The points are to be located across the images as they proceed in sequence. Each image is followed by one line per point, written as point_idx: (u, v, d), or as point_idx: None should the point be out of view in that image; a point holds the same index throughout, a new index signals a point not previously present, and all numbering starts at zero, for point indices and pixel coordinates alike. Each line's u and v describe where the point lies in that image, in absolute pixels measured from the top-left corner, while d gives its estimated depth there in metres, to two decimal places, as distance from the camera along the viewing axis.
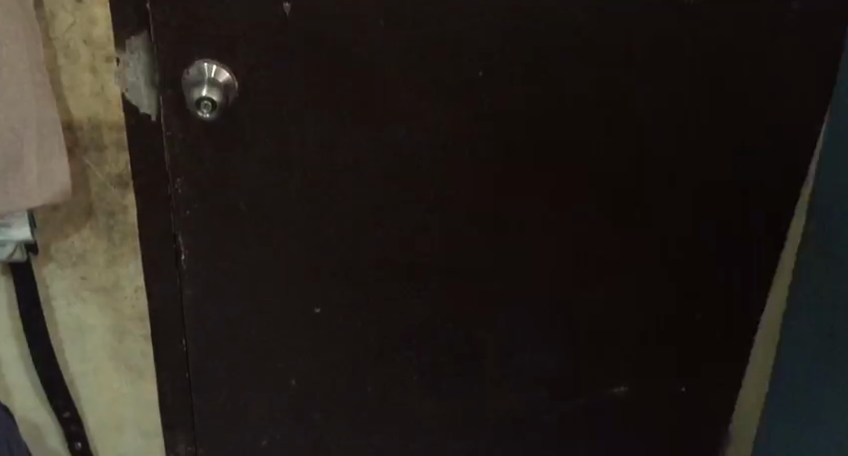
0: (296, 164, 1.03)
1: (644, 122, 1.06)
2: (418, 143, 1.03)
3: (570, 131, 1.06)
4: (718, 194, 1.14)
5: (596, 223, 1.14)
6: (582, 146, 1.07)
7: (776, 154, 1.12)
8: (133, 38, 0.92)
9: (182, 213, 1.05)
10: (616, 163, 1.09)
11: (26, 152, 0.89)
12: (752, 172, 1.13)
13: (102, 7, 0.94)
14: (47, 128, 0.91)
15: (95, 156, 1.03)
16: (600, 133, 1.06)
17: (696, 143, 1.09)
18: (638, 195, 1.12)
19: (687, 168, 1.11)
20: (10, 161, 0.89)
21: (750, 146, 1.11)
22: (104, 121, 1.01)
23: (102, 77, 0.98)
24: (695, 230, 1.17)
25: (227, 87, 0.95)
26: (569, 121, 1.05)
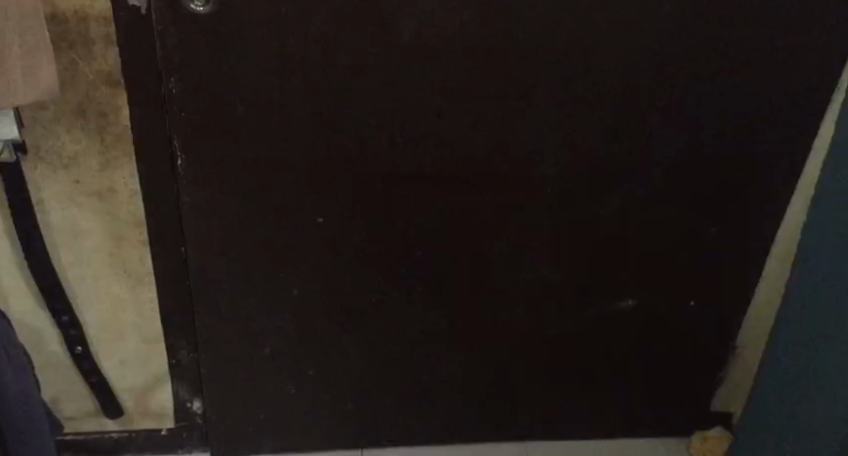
0: (294, 58, 0.97)
1: (662, 22, 1.00)
2: (423, 36, 0.97)
3: (585, 26, 0.99)
4: (739, 96, 1.08)
5: (611, 128, 1.08)
6: (596, 46, 1.01)
7: (801, 59, 1.06)
8: None
9: (176, 113, 1.00)
10: (631, 65, 1.03)
11: (10, 45, 0.84)
12: (775, 78, 1.07)
13: None
14: (30, 19, 0.85)
15: (82, 52, 0.96)
16: (616, 34, 1.00)
17: (718, 43, 1.02)
18: (654, 100, 1.06)
19: (707, 66, 1.04)
20: None
21: (774, 50, 1.04)
22: (90, 13, 0.94)
23: None
24: (711, 139, 1.11)
25: None
26: (584, 13, 0.98)
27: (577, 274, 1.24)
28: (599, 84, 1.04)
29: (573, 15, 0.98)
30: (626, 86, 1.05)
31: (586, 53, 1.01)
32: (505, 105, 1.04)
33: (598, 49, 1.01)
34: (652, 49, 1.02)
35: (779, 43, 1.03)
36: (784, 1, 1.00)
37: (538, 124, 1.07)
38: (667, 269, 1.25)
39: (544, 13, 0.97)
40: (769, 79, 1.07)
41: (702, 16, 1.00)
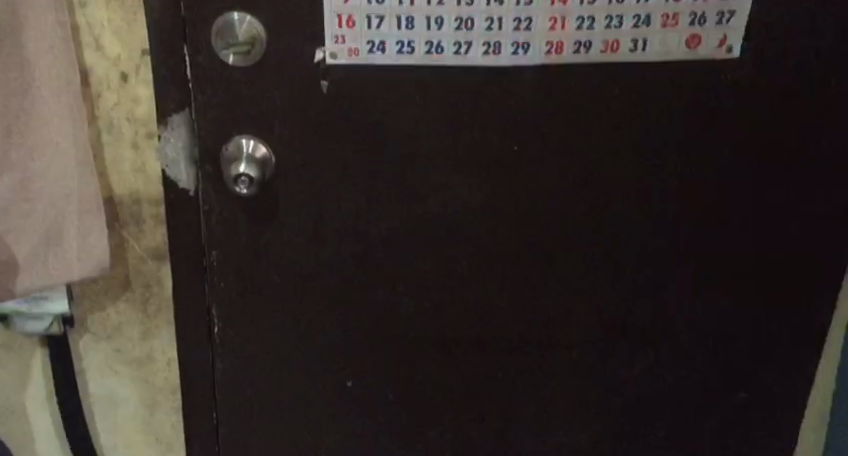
0: (328, 232, 1.00)
1: (687, 200, 1.01)
2: (451, 212, 1.00)
3: (610, 203, 1.01)
4: (765, 266, 1.08)
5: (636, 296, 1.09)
6: (621, 223, 1.02)
7: (822, 232, 1.06)
8: (173, 117, 0.92)
9: (217, 284, 1.04)
10: (657, 239, 1.04)
11: (69, 227, 0.92)
12: (798, 249, 1.07)
13: (146, 88, 0.93)
14: (90, 202, 0.92)
15: (133, 230, 1.02)
16: (641, 212, 1.01)
17: (742, 221, 1.04)
18: (681, 271, 1.07)
19: (735, 237, 1.05)
20: (52, 235, 0.92)
21: (796, 224, 1.05)
22: (144, 196, 1.00)
23: (141, 154, 0.97)
24: (741, 306, 1.11)
25: (264, 163, 0.94)
26: (608, 191, 1.00)
27: (610, 439, 1.22)
28: (627, 256, 1.05)
29: (598, 192, 1.00)
30: (650, 257, 1.05)
31: (611, 226, 1.02)
32: (531, 276, 1.06)
33: (625, 224, 1.02)
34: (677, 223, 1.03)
35: (804, 213, 1.04)
36: (801, 178, 1.01)
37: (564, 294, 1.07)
38: (701, 432, 1.23)
39: (570, 190, 0.99)
40: (792, 250, 1.07)
41: (726, 191, 1.01)
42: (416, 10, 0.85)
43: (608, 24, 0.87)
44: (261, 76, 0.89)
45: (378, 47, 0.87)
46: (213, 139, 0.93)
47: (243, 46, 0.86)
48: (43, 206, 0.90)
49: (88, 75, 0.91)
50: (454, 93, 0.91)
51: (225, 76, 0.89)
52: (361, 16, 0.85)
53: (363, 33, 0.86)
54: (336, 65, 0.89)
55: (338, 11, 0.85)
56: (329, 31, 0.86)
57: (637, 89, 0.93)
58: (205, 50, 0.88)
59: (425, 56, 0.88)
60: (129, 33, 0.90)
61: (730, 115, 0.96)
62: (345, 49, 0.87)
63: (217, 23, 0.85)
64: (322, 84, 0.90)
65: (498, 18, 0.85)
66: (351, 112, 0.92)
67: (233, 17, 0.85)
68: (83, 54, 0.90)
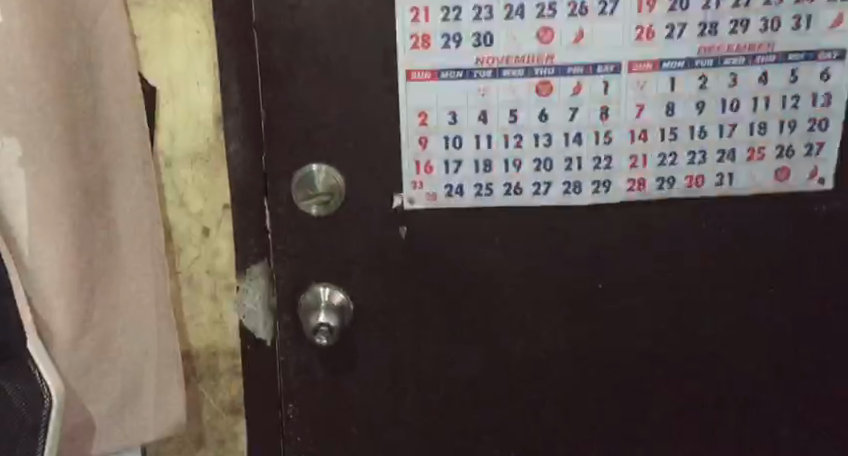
0: (407, 381, 0.97)
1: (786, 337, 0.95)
2: (536, 355, 0.96)
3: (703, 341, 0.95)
4: None
5: (744, 445, 1.00)
6: (718, 363, 0.96)
7: None
8: (253, 268, 0.93)
9: (293, 437, 1.00)
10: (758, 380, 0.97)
11: (147, 385, 0.92)
12: None
13: (227, 241, 0.92)
14: (168, 360, 0.92)
15: (208, 384, 0.99)
16: (737, 350, 0.95)
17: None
18: (786, 414, 0.98)
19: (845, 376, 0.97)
20: (128, 396, 0.91)
21: None
22: (221, 349, 0.98)
23: (220, 307, 0.95)
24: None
25: (341, 309, 0.92)
26: (701, 329, 0.94)
27: None
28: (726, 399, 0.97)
29: (691, 329, 0.94)
30: (755, 401, 0.98)
31: (708, 367, 0.96)
32: (625, 423, 0.99)
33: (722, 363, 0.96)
34: (782, 362, 0.96)
35: None
36: None
37: (662, 442, 1.00)
38: None
39: (662, 329, 0.94)
40: None
41: (833, 327, 0.95)
42: (493, 154, 0.85)
43: (691, 160, 0.85)
44: (340, 224, 0.89)
45: (456, 190, 0.87)
46: (292, 287, 0.93)
47: (323, 196, 0.87)
48: (123, 363, 0.90)
49: (171, 230, 0.91)
50: (534, 234, 0.90)
51: (303, 225, 0.90)
52: (438, 161, 0.85)
53: (441, 178, 0.86)
54: (415, 210, 0.88)
55: (416, 157, 0.85)
56: (407, 177, 0.86)
57: (724, 222, 0.89)
58: (285, 200, 0.89)
59: (504, 198, 0.87)
60: (212, 189, 0.89)
61: (827, 246, 0.91)
62: (423, 194, 0.87)
63: (299, 174, 0.87)
64: (401, 230, 0.89)
65: (576, 158, 0.85)
66: (430, 256, 0.91)
67: (314, 168, 0.86)
68: (166, 212, 0.90)
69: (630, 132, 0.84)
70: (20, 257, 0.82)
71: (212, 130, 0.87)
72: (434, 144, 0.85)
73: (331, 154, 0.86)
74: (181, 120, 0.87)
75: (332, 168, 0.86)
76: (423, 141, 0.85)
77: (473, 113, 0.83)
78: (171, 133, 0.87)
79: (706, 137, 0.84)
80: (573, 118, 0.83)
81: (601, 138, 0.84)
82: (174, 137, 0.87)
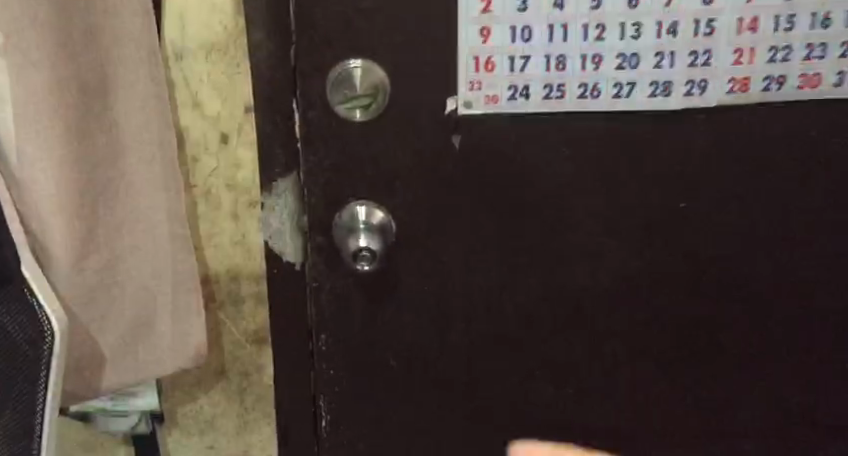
0: (455, 310, 0.86)
1: None
2: (602, 283, 0.84)
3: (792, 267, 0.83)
4: None
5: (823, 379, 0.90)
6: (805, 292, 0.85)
7: None
8: (279, 182, 0.80)
9: (325, 370, 0.89)
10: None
11: (161, 313, 0.82)
12: None
13: (249, 150, 0.81)
14: (185, 286, 0.83)
15: (230, 311, 0.90)
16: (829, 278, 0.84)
17: None
18: None
19: None
20: (140, 326, 0.82)
21: None
22: (243, 272, 0.88)
23: (241, 225, 0.85)
24: None
25: (383, 230, 0.80)
26: (791, 255, 0.83)
27: None
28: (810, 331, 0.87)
29: (779, 255, 0.83)
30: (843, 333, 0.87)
31: (793, 296, 0.85)
32: (695, 357, 0.89)
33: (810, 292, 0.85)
34: None
35: None
36: None
37: (736, 379, 0.90)
38: None
39: (750, 254, 0.82)
40: None
41: None
42: (568, 48, 0.71)
43: (808, 55, 0.71)
44: (382, 132, 0.76)
45: (520, 92, 0.73)
46: (324, 205, 0.80)
47: (365, 98, 0.74)
48: (132, 288, 0.80)
49: (184, 137, 0.80)
50: (609, 145, 0.76)
51: (340, 132, 0.76)
52: (501, 56, 0.71)
53: (504, 77, 0.72)
54: (471, 116, 0.75)
55: (475, 52, 0.71)
56: (463, 76, 0.72)
57: (832, 131, 0.76)
58: (318, 103, 0.75)
59: (579, 102, 0.73)
60: (230, 89, 0.78)
61: None
62: (481, 96, 0.73)
63: (335, 69, 0.73)
64: (453, 139, 0.76)
65: (669, 53, 0.71)
66: (485, 170, 0.78)
67: (354, 62, 0.72)
68: (178, 114, 0.79)
69: (738, 21, 0.69)
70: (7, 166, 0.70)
71: (229, 17, 0.76)
72: (498, 36, 0.71)
73: (373, 47, 0.72)
74: (193, 4, 0.75)
75: (376, 63, 0.72)
76: (485, 32, 0.70)
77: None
78: (183, 21, 0.76)
79: (830, 27, 0.70)
80: (671, 3, 0.68)
81: (701, 28, 0.70)
82: (186, 26, 0.76)
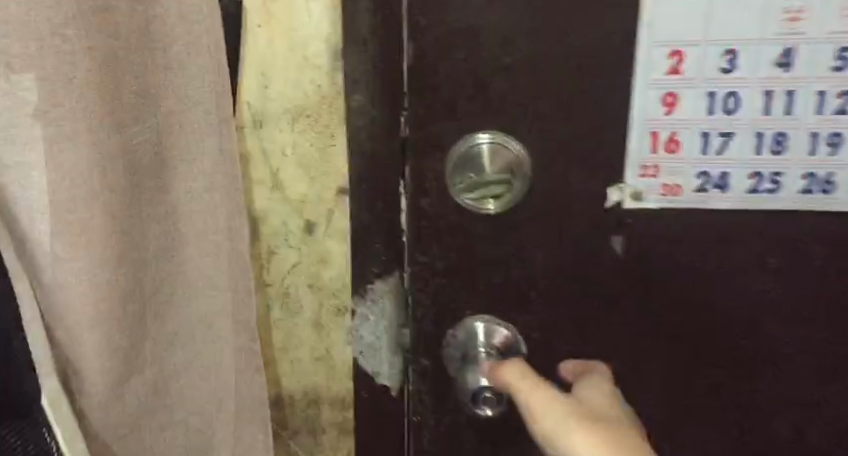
0: None
1: None
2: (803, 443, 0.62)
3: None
4: None
5: None
6: None
7: None
8: (375, 286, 0.62)
9: None
10: None
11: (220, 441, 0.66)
12: None
13: (340, 243, 0.63)
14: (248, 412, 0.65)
15: (307, 440, 0.71)
16: None
17: None
18: None
19: None
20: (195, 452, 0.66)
21: None
22: (325, 396, 0.69)
23: (325, 337, 0.66)
24: None
25: (509, 353, 0.61)
26: None
27: None
28: None
29: None
30: None
31: None
32: None
33: None
34: None
35: None
36: None
37: None
38: None
39: None
40: None
41: None
42: (789, 124, 0.52)
43: None
44: (517, 228, 0.58)
45: (715, 183, 0.54)
46: (431, 319, 0.62)
47: (497, 187, 0.55)
48: (183, 412, 0.64)
49: (259, 224, 0.62)
50: (828, 254, 0.56)
51: (458, 227, 0.58)
52: (691, 133, 0.53)
53: (692, 161, 0.53)
54: (639, 211, 0.56)
55: (654, 127, 0.53)
56: (634, 158, 0.54)
57: None
58: (432, 189, 0.58)
59: (799, 197, 0.54)
60: (320, 166, 0.60)
61: None
62: (657, 187, 0.55)
63: (452, 155, 0.55)
64: (614, 243, 0.57)
65: None
66: (650, 283, 0.58)
67: (475, 143, 0.54)
68: (253, 196, 0.61)
69: None
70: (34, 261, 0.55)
71: (325, 75, 0.57)
72: (689, 105, 0.52)
73: (513, 117, 0.54)
74: (280, 57, 0.56)
75: (510, 139, 0.54)
76: (670, 99, 0.52)
77: (766, 52, 0.50)
78: (266, 77, 0.57)
79: None
80: None
81: None
82: (269, 85, 0.57)
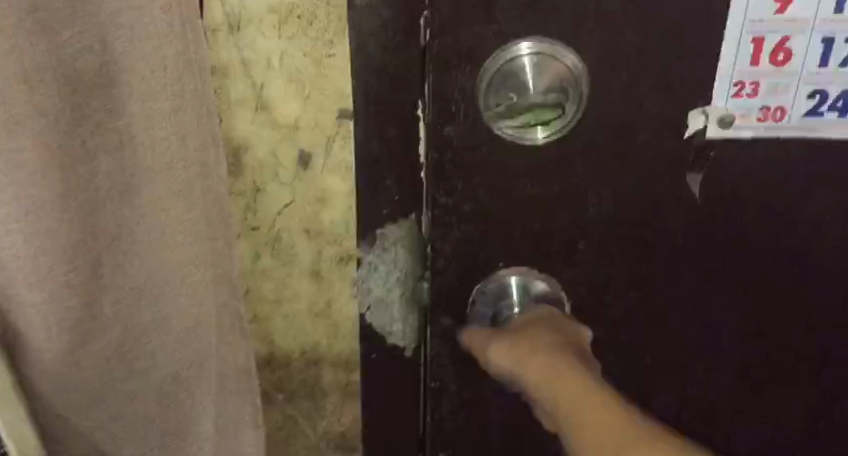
0: None
1: None
2: None
3: None
4: None
5: None
6: None
7: None
8: (385, 233, 0.51)
9: None
10: None
11: (204, 405, 0.55)
12: None
13: (342, 179, 0.51)
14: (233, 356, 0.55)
15: (306, 404, 0.61)
16: None
17: None
18: None
19: None
20: (174, 423, 0.55)
21: None
22: (326, 357, 0.59)
23: (325, 288, 0.56)
24: None
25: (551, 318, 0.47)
26: None
27: None
28: None
29: None
30: None
31: None
32: None
33: None
34: None
35: None
36: None
37: None
38: None
39: None
40: None
41: None
42: None
43: None
44: (566, 165, 0.44)
45: (831, 105, 0.42)
46: (455, 276, 0.49)
47: (547, 113, 0.41)
48: (158, 376, 0.53)
49: (241, 155, 0.50)
50: None
51: (491, 162, 0.45)
52: (807, 38, 0.40)
53: (803, 76, 0.41)
54: (724, 140, 0.43)
55: (758, 29, 0.40)
56: (727, 72, 0.41)
57: None
58: (459, 112, 0.43)
59: None
60: (317, 83, 0.47)
61: None
62: (753, 110, 0.42)
63: (484, 73, 0.41)
64: (690, 182, 0.45)
65: None
66: (732, 229, 0.46)
67: (514, 55, 0.40)
68: (232, 119, 0.49)
69: None
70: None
71: None
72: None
73: (574, 18, 0.40)
74: None
75: (562, 48, 0.40)
76: None
77: None
78: None
79: None
80: None
81: None
82: None
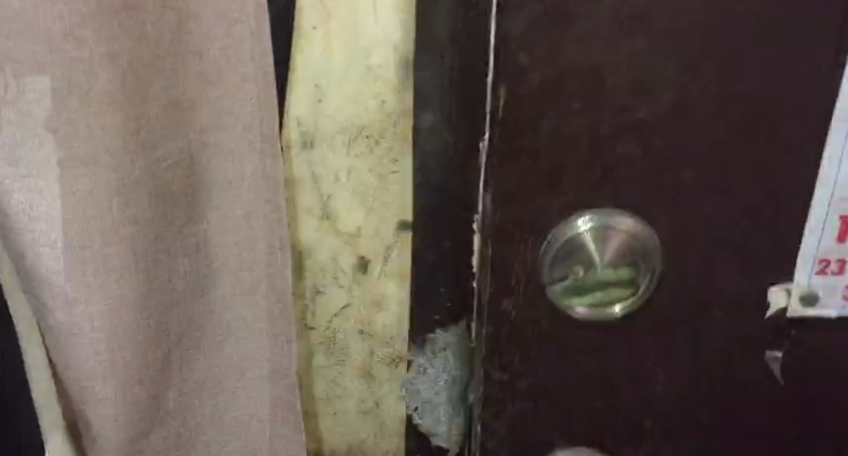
0: None
1: None
2: None
3: None
4: None
5: None
6: None
7: None
8: (436, 337, 0.53)
9: None
10: None
11: None
12: None
13: (397, 283, 0.54)
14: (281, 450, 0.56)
15: None
16: None
17: None
18: None
19: None
20: None
21: None
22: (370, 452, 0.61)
23: (374, 387, 0.58)
24: None
25: None
26: None
27: None
28: None
29: None
30: None
31: None
32: None
33: None
34: None
35: None
36: None
37: None
38: None
39: None
40: None
41: None
42: None
43: None
44: (630, 342, 0.45)
45: None
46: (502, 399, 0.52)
47: (618, 289, 0.41)
48: None
49: (304, 260, 0.53)
50: None
51: (552, 335, 0.45)
52: None
53: None
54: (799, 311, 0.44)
55: (846, 210, 0.40)
56: (811, 248, 0.42)
57: None
58: (519, 287, 0.43)
59: None
60: (379, 196, 0.51)
61: None
62: (836, 288, 0.43)
63: (547, 251, 0.41)
64: (769, 359, 0.46)
65: None
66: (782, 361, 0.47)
67: (575, 230, 0.40)
68: (298, 225, 0.52)
69: None
70: (38, 298, 0.44)
71: (391, 90, 0.48)
72: None
73: (646, 194, 0.40)
74: (340, 67, 0.47)
75: (620, 218, 0.40)
76: None
77: None
78: (320, 90, 0.48)
79: None
80: None
81: None
82: (324, 98, 0.48)
